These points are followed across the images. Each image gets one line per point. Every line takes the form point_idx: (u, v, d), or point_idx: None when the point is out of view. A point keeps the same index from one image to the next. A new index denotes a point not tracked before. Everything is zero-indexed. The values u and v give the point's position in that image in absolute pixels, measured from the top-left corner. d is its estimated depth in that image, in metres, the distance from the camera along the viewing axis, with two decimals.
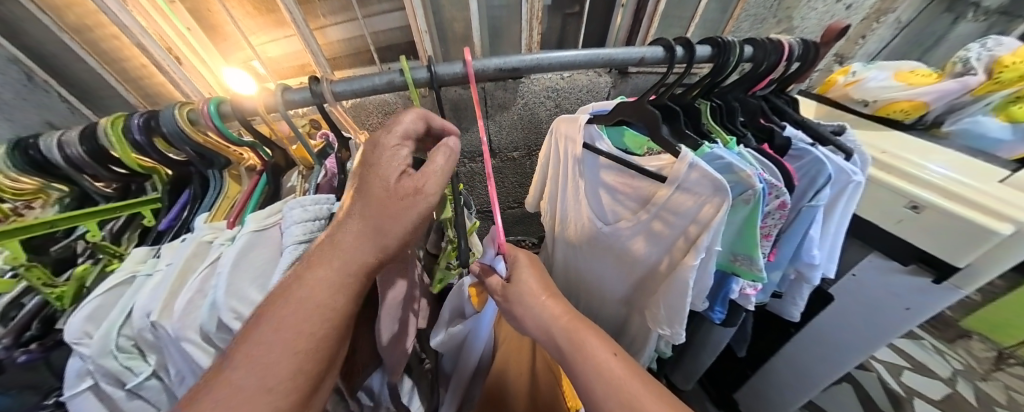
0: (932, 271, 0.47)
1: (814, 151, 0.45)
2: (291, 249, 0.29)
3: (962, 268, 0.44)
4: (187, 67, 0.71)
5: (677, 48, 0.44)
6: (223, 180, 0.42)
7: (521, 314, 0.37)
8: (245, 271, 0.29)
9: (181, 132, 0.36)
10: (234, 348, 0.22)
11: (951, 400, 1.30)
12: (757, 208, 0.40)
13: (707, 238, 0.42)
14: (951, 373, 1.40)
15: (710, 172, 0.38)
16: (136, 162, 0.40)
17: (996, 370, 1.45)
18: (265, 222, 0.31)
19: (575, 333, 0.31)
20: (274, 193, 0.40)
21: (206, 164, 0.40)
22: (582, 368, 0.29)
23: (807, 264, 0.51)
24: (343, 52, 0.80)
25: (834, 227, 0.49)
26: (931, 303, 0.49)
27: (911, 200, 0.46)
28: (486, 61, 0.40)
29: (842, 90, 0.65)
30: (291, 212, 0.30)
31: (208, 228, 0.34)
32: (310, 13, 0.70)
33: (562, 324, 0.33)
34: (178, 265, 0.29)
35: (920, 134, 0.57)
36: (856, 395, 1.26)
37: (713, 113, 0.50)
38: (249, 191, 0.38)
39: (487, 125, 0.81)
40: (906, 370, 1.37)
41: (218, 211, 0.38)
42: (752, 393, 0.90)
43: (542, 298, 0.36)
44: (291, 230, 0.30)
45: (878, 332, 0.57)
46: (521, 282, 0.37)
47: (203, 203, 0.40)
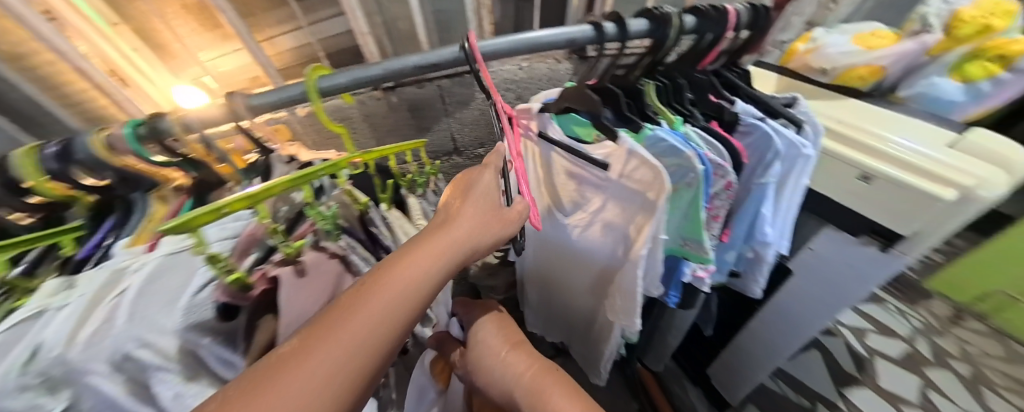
0: (881, 239, 0.47)
1: (761, 125, 0.43)
2: (203, 269, 0.27)
3: (905, 235, 0.43)
4: (132, 89, 0.69)
5: (608, 26, 0.42)
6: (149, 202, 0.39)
7: (485, 373, 0.40)
8: (154, 296, 0.24)
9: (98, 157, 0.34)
10: (279, 367, 0.17)
11: (909, 358, 1.32)
12: (700, 192, 0.39)
13: (652, 226, 0.41)
14: (911, 332, 1.41)
15: (647, 159, 0.37)
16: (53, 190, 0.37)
17: (954, 326, 1.45)
18: (179, 244, 0.28)
19: (537, 391, 0.35)
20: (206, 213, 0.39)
21: (131, 187, 0.39)
22: None
23: (761, 242, 0.49)
24: (294, 61, 0.77)
25: (787, 204, 0.48)
26: (884, 272, 0.49)
27: (863, 171, 0.44)
28: (403, 60, 0.41)
29: (802, 59, 0.63)
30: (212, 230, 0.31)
31: (121, 253, 0.31)
32: (255, 25, 0.68)
33: (525, 381, 0.37)
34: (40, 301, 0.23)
35: (878, 101, 0.55)
36: (823, 361, 1.28)
37: (659, 93, 0.48)
38: (172, 213, 0.36)
39: (449, 123, 0.81)
40: (870, 333, 1.39)
41: (140, 234, 0.34)
42: (721, 373, 0.91)
43: (503, 354, 0.40)
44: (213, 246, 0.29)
45: (834, 305, 0.58)
46: (483, 342, 0.42)
47: (126, 226, 0.37)
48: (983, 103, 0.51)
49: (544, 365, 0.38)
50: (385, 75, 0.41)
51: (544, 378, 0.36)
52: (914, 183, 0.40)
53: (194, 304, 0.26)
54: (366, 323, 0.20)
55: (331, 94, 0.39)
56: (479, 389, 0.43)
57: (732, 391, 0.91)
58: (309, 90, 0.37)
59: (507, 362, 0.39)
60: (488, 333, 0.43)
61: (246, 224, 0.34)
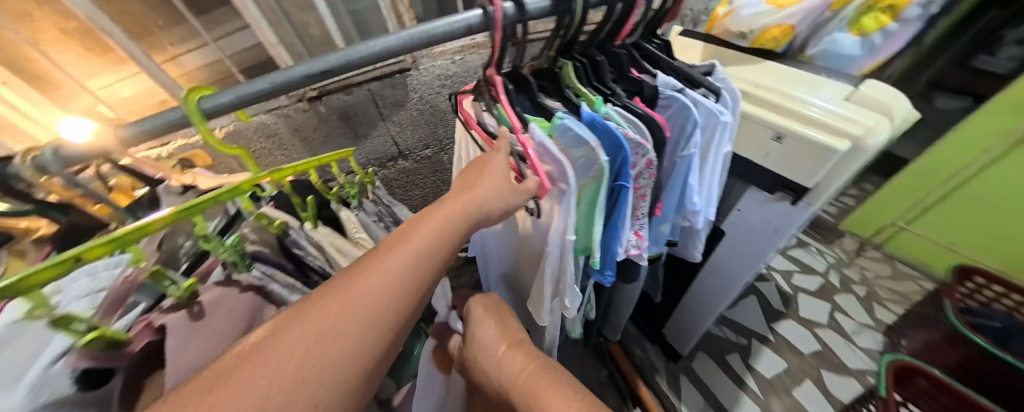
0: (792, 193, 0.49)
1: (678, 97, 0.44)
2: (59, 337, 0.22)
3: (811, 187, 0.46)
4: (9, 129, 0.60)
5: (506, 4, 0.38)
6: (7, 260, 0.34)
7: (483, 375, 0.39)
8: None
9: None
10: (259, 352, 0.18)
11: (824, 290, 1.45)
12: (605, 182, 0.39)
13: (557, 221, 0.41)
14: (825, 267, 1.54)
15: (553, 151, 0.36)
16: None
17: (859, 256, 1.58)
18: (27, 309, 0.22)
19: (530, 389, 0.33)
20: None
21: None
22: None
23: (691, 211, 0.50)
24: (207, 80, 0.71)
25: (711, 172, 0.49)
26: (793, 223, 0.52)
27: (775, 131, 0.46)
28: (292, 69, 0.38)
29: (722, 23, 0.62)
30: (73, 285, 0.28)
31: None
32: (153, 46, 0.62)
33: (518, 385, 0.34)
34: None
35: (789, 62, 0.57)
36: (758, 303, 1.39)
37: (579, 73, 0.47)
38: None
39: (387, 127, 0.77)
40: (794, 274, 1.50)
41: None
42: (675, 332, 0.97)
43: (499, 355, 0.39)
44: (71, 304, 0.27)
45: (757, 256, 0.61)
46: (480, 340, 0.42)
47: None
48: (875, 56, 0.55)
49: (542, 363, 0.36)
50: (278, 85, 0.38)
51: (537, 379, 0.34)
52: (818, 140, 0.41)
53: (44, 380, 0.20)
54: (344, 311, 0.20)
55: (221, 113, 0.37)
56: (476, 385, 0.43)
57: (682, 346, 0.97)
58: (190, 111, 0.35)
59: (503, 359, 0.38)
60: (488, 326, 0.43)
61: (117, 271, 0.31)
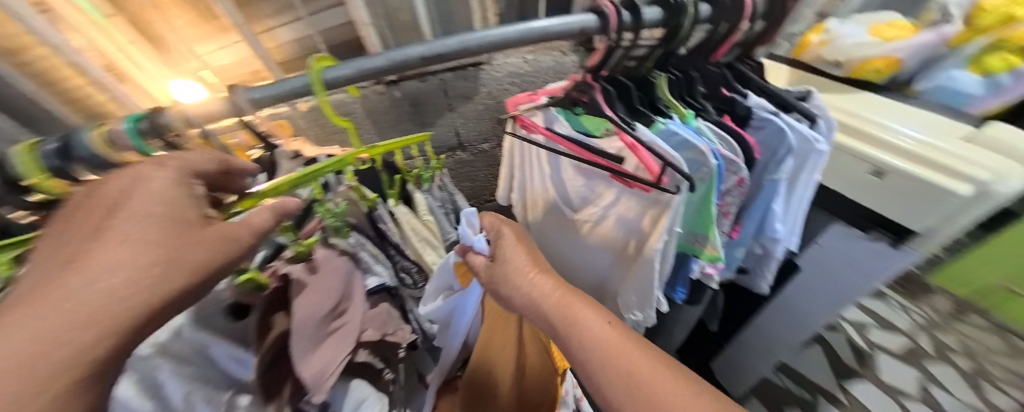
0: (892, 234, 0.48)
1: (777, 120, 0.42)
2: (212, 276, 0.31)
3: (919, 231, 0.44)
4: (128, 83, 0.70)
5: (624, 12, 0.39)
6: None
7: (509, 293, 0.41)
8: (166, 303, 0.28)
9: (97, 156, 0.31)
10: None
11: (911, 351, 1.46)
12: (714, 187, 0.39)
13: (669, 217, 0.42)
14: (911, 325, 1.55)
15: (665, 152, 0.37)
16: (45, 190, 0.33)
17: (954, 320, 1.57)
18: None
19: (566, 308, 0.35)
20: None
21: (129, 186, 0.38)
22: (575, 332, 0.33)
23: (771, 238, 0.49)
24: (293, 54, 0.76)
25: (797, 200, 0.48)
26: (892, 267, 0.50)
27: (877, 166, 0.45)
28: (409, 49, 0.37)
29: (815, 50, 0.60)
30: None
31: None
32: (252, 16, 0.65)
33: (553, 300, 0.37)
34: None
35: (892, 95, 0.55)
36: (825, 355, 1.40)
37: (671, 86, 0.47)
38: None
39: (453, 118, 0.80)
40: (873, 330, 1.51)
41: None
42: (724, 365, 0.93)
43: (529, 275, 0.40)
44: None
45: (838, 295, 0.59)
46: (505, 260, 0.42)
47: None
48: (1002, 97, 0.57)
49: (570, 290, 0.37)
50: (393, 64, 0.37)
51: (570, 299, 0.36)
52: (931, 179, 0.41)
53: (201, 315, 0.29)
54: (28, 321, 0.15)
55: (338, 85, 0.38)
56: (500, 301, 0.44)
57: (733, 383, 0.94)
58: (315, 84, 0.36)
59: (533, 281, 0.39)
60: (512, 250, 0.43)
61: None
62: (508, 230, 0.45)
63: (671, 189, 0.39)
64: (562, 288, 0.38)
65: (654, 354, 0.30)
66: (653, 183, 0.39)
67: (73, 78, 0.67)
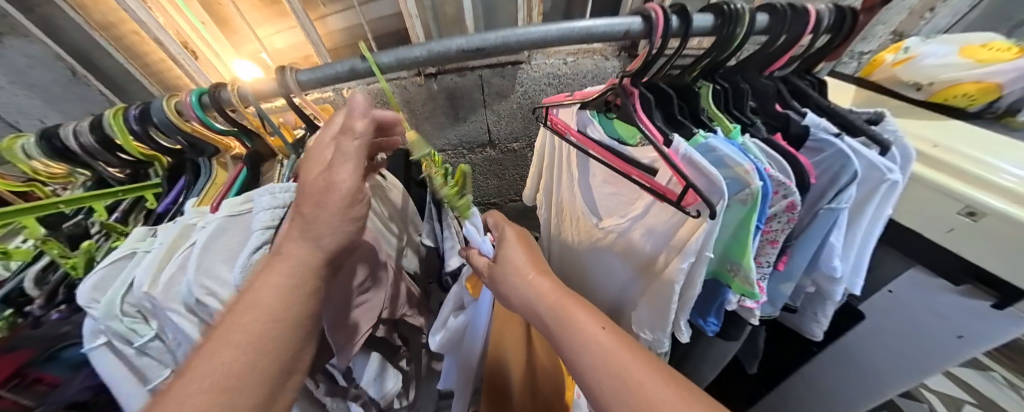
0: (995, 295, 0.42)
1: (837, 142, 0.37)
2: (257, 234, 0.31)
3: None
4: (201, 61, 0.76)
5: (673, 18, 0.33)
6: (212, 169, 0.42)
7: (508, 293, 0.41)
8: (215, 255, 0.30)
9: (172, 123, 0.36)
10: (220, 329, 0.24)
11: None
12: (754, 213, 0.34)
13: (698, 240, 0.36)
14: None
15: (703, 166, 0.33)
16: (137, 149, 0.41)
17: None
18: (239, 209, 0.33)
19: (563, 310, 0.33)
20: (255, 182, 0.41)
21: (197, 153, 0.41)
22: (570, 337, 0.31)
23: (826, 276, 0.44)
24: (343, 42, 0.80)
25: (862, 235, 0.42)
26: (988, 335, 0.46)
27: (967, 205, 0.40)
28: (448, 41, 0.33)
29: (889, 70, 0.53)
30: (260, 198, 0.32)
31: (193, 211, 0.34)
32: (310, 4, 0.70)
33: (548, 302, 0.35)
34: (165, 244, 0.31)
35: (990, 126, 0.47)
36: None
37: (716, 98, 0.41)
38: (230, 181, 0.39)
39: (485, 114, 0.80)
40: (967, 405, 1.35)
41: (205, 196, 0.39)
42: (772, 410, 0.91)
43: (528, 276, 0.39)
44: (259, 215, 0.32)
45: (920, 356, 0.55)
46: (507, 259, 0.42)
47: (194, 187, 0.41)
48: None
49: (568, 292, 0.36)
50: (434, 54, 0.34)
51: (568, 300, 0.34)
52: None
53: (251, 264, 0.30)
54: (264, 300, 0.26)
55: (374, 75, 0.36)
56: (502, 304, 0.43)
57: None
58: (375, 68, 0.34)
59: (533, 278, 0.39)
60: (513, 251, 0.43)
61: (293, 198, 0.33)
62: (509, 232, 0.47)
63: (693, 213, 0.36)
64: (557, 290, 0.37)
65: (652, 360, 0.26)
66: (676, 204, 0.36)
67: (158, 54, 0.76)
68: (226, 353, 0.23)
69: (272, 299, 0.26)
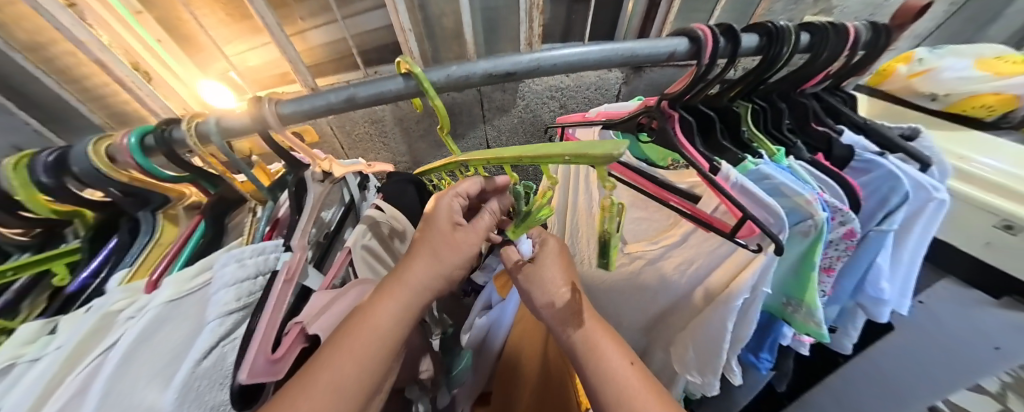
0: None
1: (885, 162, 0.35)
2: (215, 324, 0.24)
3: None
4: (157, 84, 0.68)
5: (721, 39, 0.30)
6: (158, 223, 0.34)
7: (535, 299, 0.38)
8: (142, 366, 0.21)
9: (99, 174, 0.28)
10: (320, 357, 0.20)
11: None
12: (819, 244, 0.32)
13: (752, 277, 0.33)
14: None
15: (761, 197, 0.29)
16: (47, 205, 0.31)
17: None
18: (186, 287, 0.25)
19: (586, 334, 0.31)
20: (217, 237, 0.35)
21: (138, 206, 0.33)
22: (593, 366, 0.28)
23: (872, 298, 0.43)
24: (325, 58, 0.73)
25: (907, 256, 0.41)
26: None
27: (1001, 217, 0.40)
28: (473, 64, 0.26)
29: (905, 81, 0.57)
30: (223, 271, 0.25)
31: (122, 290, 0.26)
32: (287, 17, 0.64)
33: (579, 318, 0.33)
34: (66, 347, 0.20)
35: (1007, 135, 0.50)
36: None
37: (756, 118, 0.39)
38: (180, 243, 0.32)
39: (485, 130, 0.76)
40: None
41: (139, 268, 0.31)
42: None
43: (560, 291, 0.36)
44: (220, 297, 0.25)
45: (958, 372, 0.54)
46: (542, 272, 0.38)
47: (127, 255, 0.33)
48: None
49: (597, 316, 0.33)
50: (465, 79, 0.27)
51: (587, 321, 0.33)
52: None
53: (195, 374, 0.22)
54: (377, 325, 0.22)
55: (403, 100, 0.28)
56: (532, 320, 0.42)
57: None
58: (424, 87, 0.25)
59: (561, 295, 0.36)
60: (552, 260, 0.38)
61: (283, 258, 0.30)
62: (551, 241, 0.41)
63: (751, 248, 0.32)
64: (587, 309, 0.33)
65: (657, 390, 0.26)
66: (731, 239, 0.31)
67: (100, 75, 0.65)
68: (349, 369, 0.20)
69: (396, 320, 0.23)
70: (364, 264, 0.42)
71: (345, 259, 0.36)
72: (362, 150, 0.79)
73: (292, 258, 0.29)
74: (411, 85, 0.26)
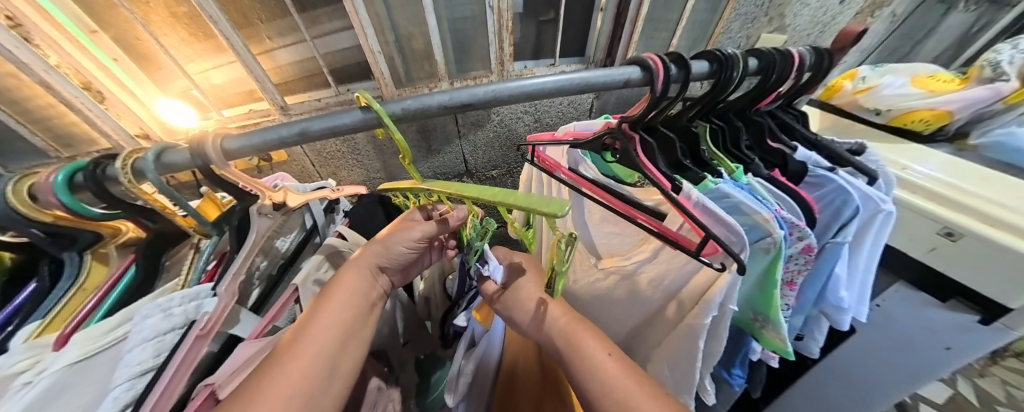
0: (980, 309, 0.43)
1: (836, 178, 0.37)
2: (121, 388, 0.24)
3: (1014, 309, 0.40)
4: (111, 105, 0.65)
5: (673, 66, 0.33)
6: (85, 265, 0.31)
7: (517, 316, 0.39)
8: None
9: (16, 215, 0.26)
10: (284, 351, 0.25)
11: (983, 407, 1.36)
12: (779, 260, 0.33)
13: (720, 293, 0.33)
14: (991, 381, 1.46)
15: (720, 214, 0.30)
16: None
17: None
18: (95, 345, 0.23)
19: (570, 335, 0.34)
20: (150, 280, 0.32)
21: (61, 246, 0.30)
22: (579, 366, 0.31)
23: (834, 307, 0.43)
24: (294, 75, 0.71)
25: (862, 264, 0.43)
26: (977, 345, 0.46)
27: (945, 227, 0.42)
28: (428, 96, 0.29)
29: (851, 97, 0.62)
30: (144, 324, 0.25)
31: (26, 350, 0.22)
32: (252, 37, 0.62)
33: (560, 325, 0.35)
34: None
35: (942, 147, 0.54)
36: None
37: (715, 138, 0.41)
38: (108, 287, 0.29)
39: (460, 145, 0.76)
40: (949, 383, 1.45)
41: (54, 319, 0.27)
42: None
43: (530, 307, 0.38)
44: (135, 356, 0.25)
45: (911, 367, 0.55)
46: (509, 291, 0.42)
47: (40, 308, 0.28)
48: None
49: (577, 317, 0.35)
50: (427, 110, 0.30)
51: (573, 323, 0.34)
52: (1009, 245, 0.38)
53: None
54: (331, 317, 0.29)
55: (358, 131, 0.29)
56: None
57: None
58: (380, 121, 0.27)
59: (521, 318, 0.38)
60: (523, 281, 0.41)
61: (207, 305, 0.29)
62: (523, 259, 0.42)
63: (716, 266, 0.32)
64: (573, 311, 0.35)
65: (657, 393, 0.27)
66: (697, 257, 0.32)
67: (45, 96, 0.62)
68: (302, 366, 0.24)
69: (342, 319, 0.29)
70: (318, 298, 0.40)
71: (289, 299, 0.35)
72: (334, 168, 0.77)
73: (217, 311, 0.29)
74: (369, 118, 0.28)
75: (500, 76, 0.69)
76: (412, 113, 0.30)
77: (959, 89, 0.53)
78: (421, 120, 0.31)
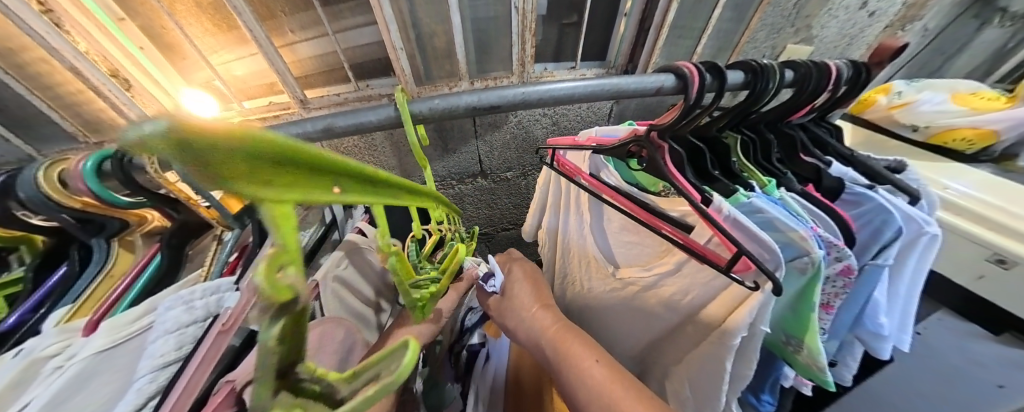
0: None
1: (876, 196, 0.35)
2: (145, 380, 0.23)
3: None
4: (136, 93, 0.65)
5: (707, 75, 0.32)
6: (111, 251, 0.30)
7: (519, 320, 0.39)
8: None
9: (48, 201, 0.25)
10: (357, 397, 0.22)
11: None
12: (817, 281, 0.31)
13: (750, 313, 0.31)
14: None
15: (753, 231, 0.29)
16: None
17: None
18: (119, 335, 0.23)
19: (560, 342, 0.33)
20: (172, 273, 0.31)
21: (90, 232, 0.29)
22: (567, 370, 0.30)
23: (872, 333, 0.42)
24: (315, 69, 0.71)
25: (902, 289, 0.41)
26: None
27: (996, 253, 0.41)
28: (457, 97, 0.29)
29: (885, 112, 0.60)
30: (166, 315, 0.24)
31: (58, 333, 0.23)
32: (275, 29, 0.63)
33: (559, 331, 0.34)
34: None
35: (985, 167, 0.52)
36: None
37: (746, 150, 0.39)
38: (134, 275, 0.29)
39: (476, 145, 0.75)
40: None
41: (82, 304, 0.27)
42: None
43: (533, 310, 0.38)
44: (157, 347, 0.24)
45: (952, 399, 0.54)
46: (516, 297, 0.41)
47: (70, 291, 0.28)
48: None
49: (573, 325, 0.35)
50: (456, 110, 0.29)
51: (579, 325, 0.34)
52: None
53: None
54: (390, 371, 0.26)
55: (385, 129, 0.29)
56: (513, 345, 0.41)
57: None
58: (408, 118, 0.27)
59: (542, 318, 0.37)
60: (521, 286, 0.42)
61: (223, 300, 0.28)
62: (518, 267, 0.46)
63: (747, 284, 0.31)
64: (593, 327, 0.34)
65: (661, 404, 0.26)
66: (727, 273, 0.30)
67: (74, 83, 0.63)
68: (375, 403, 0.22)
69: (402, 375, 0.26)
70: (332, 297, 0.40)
71: (307, 295, 0.34)
72: None
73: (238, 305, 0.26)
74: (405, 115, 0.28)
75: (520, 78, 0.68)
76: (445, 113, 0.29)
77: (1005, 107, 0.51)
78: (451, 120, 0.30)
